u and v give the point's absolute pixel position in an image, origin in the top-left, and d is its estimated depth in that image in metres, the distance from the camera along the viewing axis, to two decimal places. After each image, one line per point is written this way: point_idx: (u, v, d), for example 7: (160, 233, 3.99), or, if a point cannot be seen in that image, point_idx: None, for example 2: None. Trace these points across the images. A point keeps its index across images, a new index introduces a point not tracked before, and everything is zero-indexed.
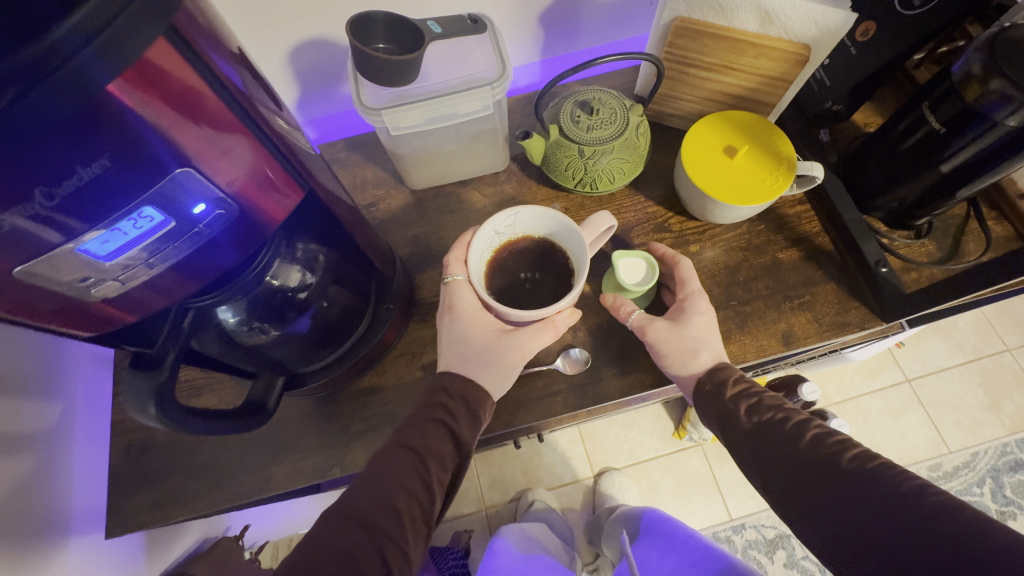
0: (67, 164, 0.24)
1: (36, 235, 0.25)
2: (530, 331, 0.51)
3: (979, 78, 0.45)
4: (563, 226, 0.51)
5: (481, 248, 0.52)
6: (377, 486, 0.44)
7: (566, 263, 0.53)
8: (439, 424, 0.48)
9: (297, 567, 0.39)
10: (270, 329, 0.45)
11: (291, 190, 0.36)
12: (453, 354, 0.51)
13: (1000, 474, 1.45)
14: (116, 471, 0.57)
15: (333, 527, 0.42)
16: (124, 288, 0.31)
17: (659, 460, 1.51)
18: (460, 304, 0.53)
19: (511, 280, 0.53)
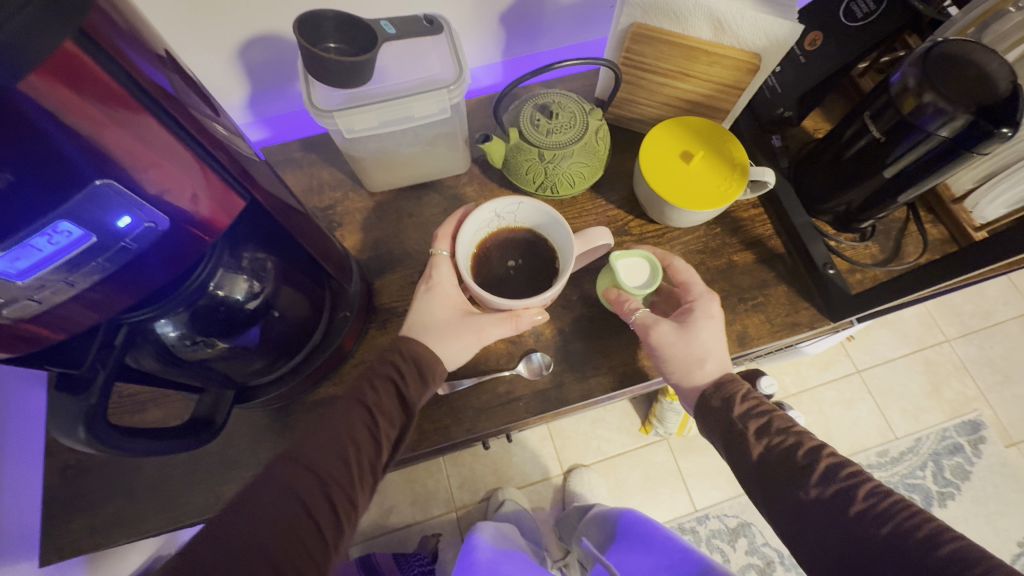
0: None
1: None
2: (491, 320, 0.51)
3: (913, 92, 0.48)
4: (556, 223, 0.50)
5: (475, 226, 0.51)
6: (325, 436, 0.42)
7: (549, 265, 0.52)
8: (389, 380, 0.47)
9: (237, 513, 0.37)
10: (215, 343, 0.43)
11: (232, 200, 0.34)
12: (415, 321, 0.51)
13: (940, 457, 1.54)
14: (51, 494, 0.53)
15: (277, 474, 0.40)
16: (42, 307, 0.29)
17: (626, 455, 1.54)
18: (439, 279, 0.52)
19: (496, 264, 0.52)
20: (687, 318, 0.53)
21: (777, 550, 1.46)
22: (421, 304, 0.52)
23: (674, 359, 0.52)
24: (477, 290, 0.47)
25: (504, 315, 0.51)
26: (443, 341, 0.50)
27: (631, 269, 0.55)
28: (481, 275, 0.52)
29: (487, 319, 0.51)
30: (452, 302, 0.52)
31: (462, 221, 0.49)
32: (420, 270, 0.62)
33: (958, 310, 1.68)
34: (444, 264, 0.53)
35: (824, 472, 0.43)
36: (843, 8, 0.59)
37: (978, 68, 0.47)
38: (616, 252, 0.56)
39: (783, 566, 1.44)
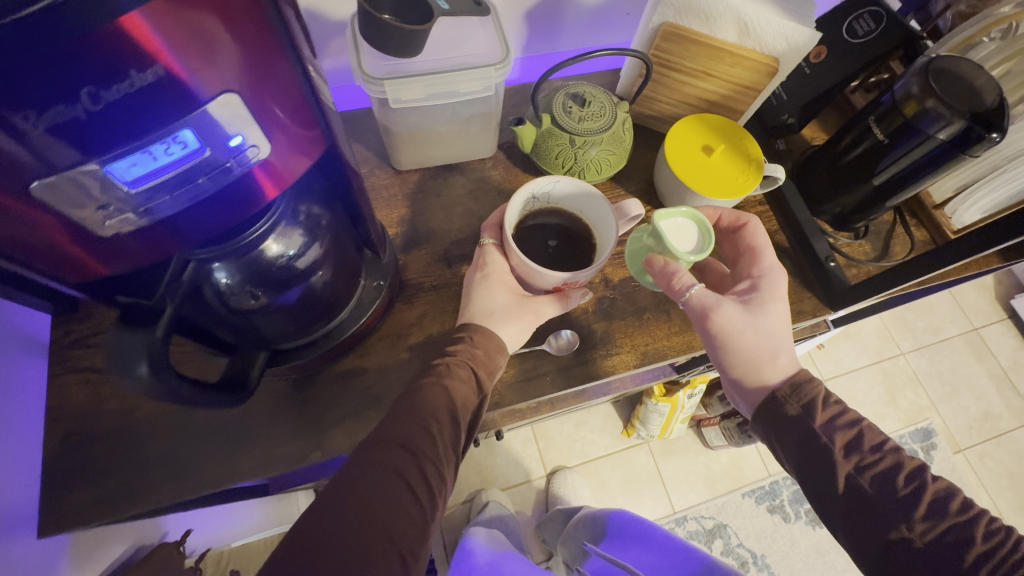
0: (121, 67, 0.22)
1: (74, 138, 0.23)
2: (543, 300, 0.53)
3: (915, 98, 0.54)
4: (596, 203, 0.52)
5: (516, 208, 0.52)
6: (415, 416, 0.43)
7: (588, 245, 0.54)
8: (466, 366, 0.48)
9: (347, 492, 0.38)
10: (262, 297, 0.41)
11: (317, 143, 0.34)
12: (477, 307, 0.51)
13: None
14: (52, 463, 0.49)
15: (373, 451, 0.41)
16: (139, 223, 0.28)
17: (609, 457, 1.56)
18: (493, 266, 0.53)
19: (536, 244, 0.53)
20: (754, 301, 0.53)
21: (750, 550, 1.51)
22: (475, 290, 0.52)
23: (743, 352, 0.51)
24: (531, 264, 0.49)
25: (555, 296, 0.54)
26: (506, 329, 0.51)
27: (678, 229, 0.53)
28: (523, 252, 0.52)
29: (542, 302, 0.53)
30: (507, 284, 0.53)
31: (508, 197, 0.50)
32: (447, 248, 0.63)
33: (911, 325, 1.82)
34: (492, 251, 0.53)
35: (931, 505, 0.43)
36: (845, 28, 0.65)
37: (972, 81, 0.53)
38: (658, 213, 0.53)
39: (756, 566, 1.49)
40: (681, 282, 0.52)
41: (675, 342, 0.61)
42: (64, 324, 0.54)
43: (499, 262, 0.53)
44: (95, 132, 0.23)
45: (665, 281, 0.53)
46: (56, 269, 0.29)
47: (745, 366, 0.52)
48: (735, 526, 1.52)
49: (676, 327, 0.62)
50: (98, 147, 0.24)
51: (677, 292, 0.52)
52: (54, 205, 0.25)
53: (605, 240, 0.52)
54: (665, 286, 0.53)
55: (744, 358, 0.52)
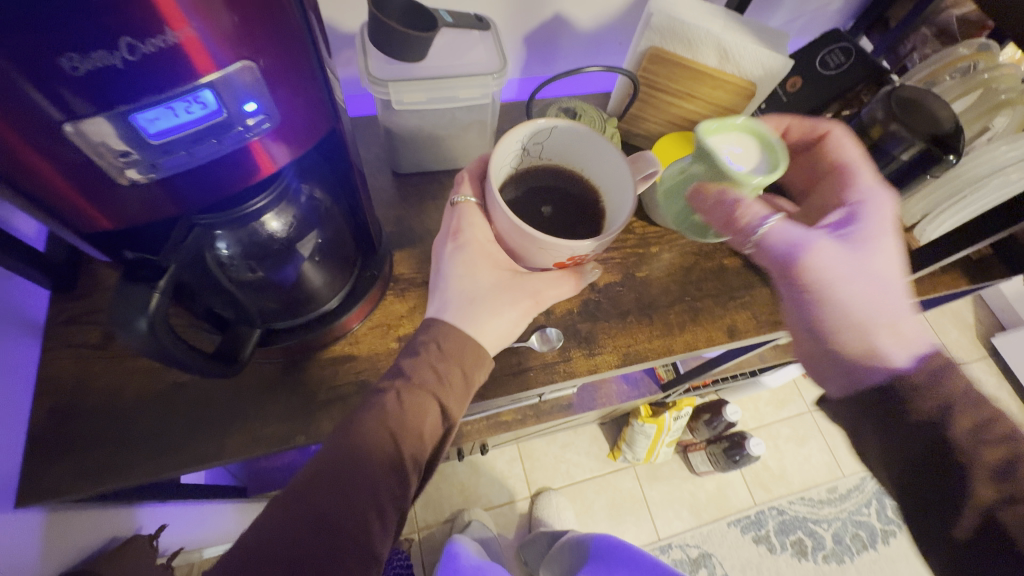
0: (155, 26, 0.25)
1: (107, 86, 0.26)
2: (549, 278, 0.52)
3: (881, 121, 0.58)
4: (599, 149, 0.51)
5: (505, 154, 0.51)
6: (372, 431, 0.45)
7: (593, 210, 0.53)
8: (428, 395, 0.47)
9: (306, 492, 0.43)
10: (258, 270, 0.44)
11: (324, 122, 0.37)
12: (457, 287, 0.51)
13: (883, 496, 1.64)
14: (37, 434, 0.50)
15: (333, 452, 0.44)
16: (153, 174, 0.31)
17: (594, 480, 1.54)
18: (468, 232, 0.52)
19: (531, 208, 0.52)
20: (855, 242, 0.53)
21: None
22: (449, 271, 0.51)
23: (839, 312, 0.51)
24: (523, 225, 0.46)
25: (561, 273, 0.53)
26: (491, 313, 0.50)
27: (734, 147, 0.55)
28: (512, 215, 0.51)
29: (545, 279, 0.52)
30: (489, 257, 0.52)
31: (490, 155, 0.49)
32: None
33: None
34: (472, 209, 0.52)
35: None
36: (818, 60, 0.71)
37: (933, 109, 0.57)
38: (711, 130, 0.56)
39: None
40: (754, 219, 0.54)
41: (655, 345, 0.64)
42: (62, 302, 0.56)
43: (478, 231, 0.52)
44: (126, 84, 0.26)
45: (735, 222, 0.55)
46: (69, 212, 0.31)
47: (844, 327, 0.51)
48: (721, 556, 1.50)
49: (657, 331, 0.64)
50: (127, 97, 0.26)
51: (746, 232, 0.55)
52: (80, 149, 0.28)
53: (616, 198, 0.51)
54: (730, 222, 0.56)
55: (851, 323, 0.51)
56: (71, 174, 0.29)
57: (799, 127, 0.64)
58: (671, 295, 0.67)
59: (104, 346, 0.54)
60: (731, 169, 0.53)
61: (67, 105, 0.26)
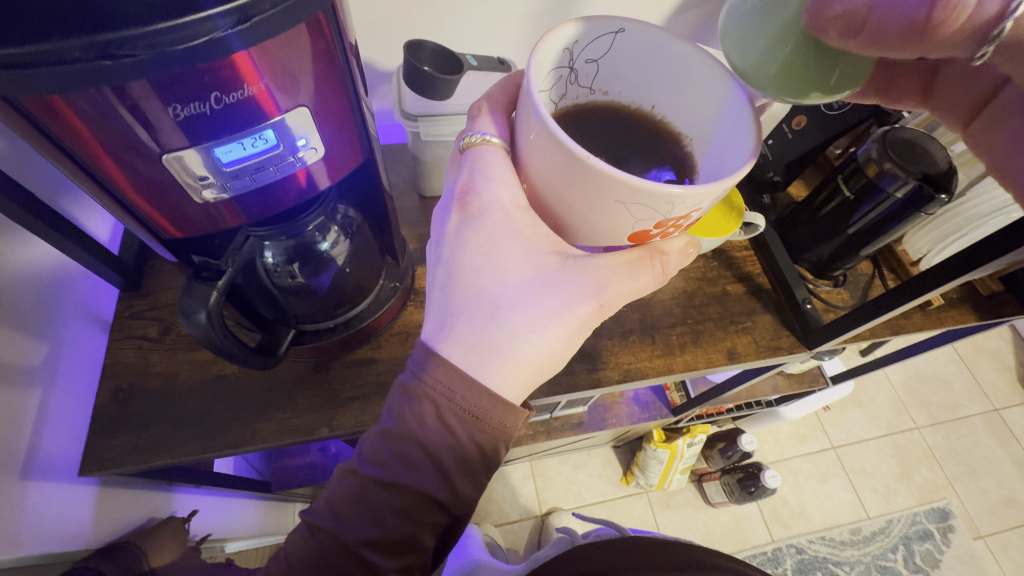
0: (235, 83, 0.32)
1: (194, 128, 0.33)
2: (617, 266, 0.43)
3: (875, 161, 0.62)
4: (680, 61, 0.41)
5: (548, 73, 0.40)
6: (353, 534, 0.45)
7: (676, 152, 0.43)
8: (405, 500, 0.46)
9: (313, 555, 0.46)
10: (297, 276, 0.51)
11: (358, 152, 0.44)
12: (484, 277, 0.45)
13: (910, 542, 1.56)
14: (99, 411, 0.57)
15: (313, 548, 0.46)
16: (221, 195, 0.38)
17: (605, 504, 1.53)
18: (489, 193, 0.43)
19: (591, 138, 0.42)
20: None
21: None
22: (469, 257, 0.45)
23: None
24: (588, 157, 0.33)
25: (637, 253, 0.43)
26: (524, 310, 0.44)
27: None
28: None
29: (612, 268, 0.43)
30: (523, 229, 0.43)
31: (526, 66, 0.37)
32: None
33: (925, 399, 1.78)
34: (497, 152, 0.43)
35: None
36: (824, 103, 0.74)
37: (926, 150, 0.61)
38: None
39: None
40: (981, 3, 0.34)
41: (656, 363, 0.67)
42: (130, 299, 0.64)
43: (502, 191, 0.43)
44: (209, 126, 0.33)
45: (933, 15, 0.34)
46: (152, 220, 0.39)
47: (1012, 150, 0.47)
48: None
49: (658, 351, 0.68)
50: (207, 136, 0.34)
51: (967, 33, 0.35)
52: (168, 174, 0.35)
53: (706, 129, 0.41)
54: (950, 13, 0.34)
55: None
56: (157, 192, 0.36)
57: None
58: (673, 317, 0.70)
59: (161, 339, 0.62)
60: None
61: (165, 141, 0.33)
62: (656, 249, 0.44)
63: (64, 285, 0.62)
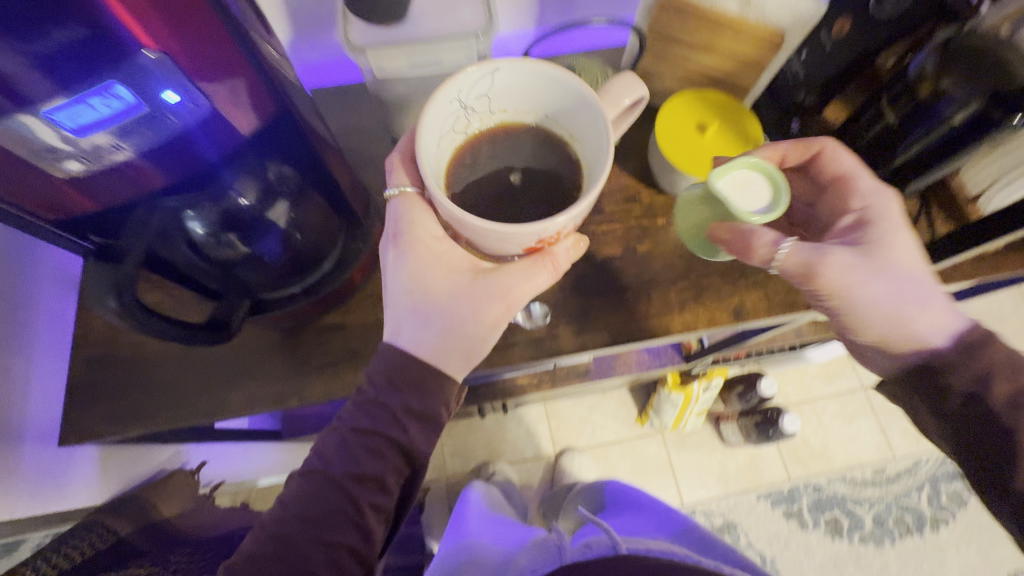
0: (43, 24, 0.27)
1: (21, 85, 0.29)
2: (518, 273, 0.49)
3: (932, 76, 0.50)
4: (554, 84, 0.45)
5: (443, 122, 0.45)
6: (346, 468, 0.48)
7: (567, 163, 0.48)
8: (382, 439, 0.48)
9: (295, 502, 0.47)
10: (237, 245, 0.45)
11: (262, 104, 0.38)
12: (412, 297, 0.51)
13: (938, 482, 1.51)
14: (73, 380, 0.57)
15: (299, 493, 0.48)
16: (93, 164, 0.34)
17: (619, 444, 1.53)
18: (406, 233, 0.51)
19: (492, 172, 0.49)
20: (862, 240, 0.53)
21: (760, 553, 1.45)
22: (396, 282, 0.51)
23: (864, 287, 0.51)
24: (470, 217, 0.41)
25: (532, 261, 0.49)
26: (451, 319, 0.51)
27: (745, 185, 0.52)
28: (464, 200, 0.47)
29: (514, 273, 0.50)
30: (439, 259, 0.52)
31: (416, 130, 0.43)
32: None
33: None
34: (410, 200, 0.51)
35: None
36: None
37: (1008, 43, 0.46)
38: (716, 171, 0.51)
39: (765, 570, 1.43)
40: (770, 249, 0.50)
41: (651, 324, 0.61)
42: None
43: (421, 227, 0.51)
44: (38, 82, 0.29)
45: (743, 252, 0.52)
46: (46, 202, 0.36)
47: (851, 303, 0.52)
48: (745, 527, 1.47)
49: (654, 310, 0.62)
50: (41, 95, 0.29)
51: (763, 259, 0.51)
52: (16, 146, 0.31)
53: (589, 141, 0.46)
54: (748, 253, 0.51)
55: (881, 314, 0.52)
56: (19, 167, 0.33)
57: (794, 157, 0.59)
58: (673, 271, 0.63)
59: None
60: (739, 207, 0.50)
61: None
62: (546, 252, 0.48)
63: (32, 253, 0.59)
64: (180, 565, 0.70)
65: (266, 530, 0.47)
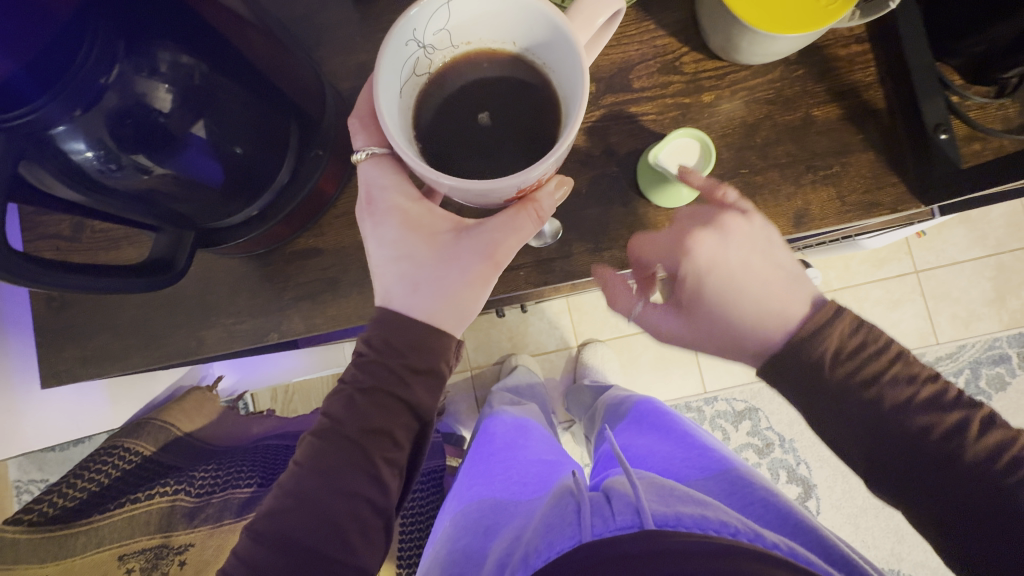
0: None
1: None
2: (502, 224, 0.40)
3: None
4: (521, 9, 0.32)
5: (398, 73, 0.33)
6: (355, 422, 0.41)
7: (548, 106, 0.35)
8: (391, 395, 0.42)
9: (308, 467, 0.41)
10: (151, 167, 0.35)
11: None
12: (388, 279, 0.42)
13: (980, 366, 1.33)
14: (36, 321, 0.52)
15: (311, 457, 0.41)
16: None
17: (643, 334, 1.47)
18: (382, 199, 0.41)
19: (459, 125, 0.36)
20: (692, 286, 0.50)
21: (779, 434, 1.43)
22: (378, 256, 0.43)
23: (747, 315, 0.47)
24: (439, 175, 0.31)
25: (515, 207, 0.39)
26: (440, 293, 0.42)
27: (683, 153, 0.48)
28: (429, 156, 0.35)
29: (497, 227, 0.40)
30: (417, 225, 0.42)
31: (374, 88, 0.31)
32: None
33: None
34: (383, 163, 0.41)
35: None
36: None
37: None
38: (653, 149, 0.48)
39: (782, 449, 1.43)
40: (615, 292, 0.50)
41: None
42: None
43: (392, 195, 0.41)
44: None
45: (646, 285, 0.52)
46: None
47: (695, 343, 0.51)
48: (768, 412, 1.44)
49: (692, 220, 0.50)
50: None
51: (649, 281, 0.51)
52: None
53: (570, 80, 0.33)
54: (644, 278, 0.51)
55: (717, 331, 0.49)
56: None
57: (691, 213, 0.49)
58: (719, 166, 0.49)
59: (77, 237, 0.52)
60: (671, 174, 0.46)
61: None
62: (528, 195, 0.37)
63: None
64: (206, 481, 0.73)
65: (282, 487, 0.42)
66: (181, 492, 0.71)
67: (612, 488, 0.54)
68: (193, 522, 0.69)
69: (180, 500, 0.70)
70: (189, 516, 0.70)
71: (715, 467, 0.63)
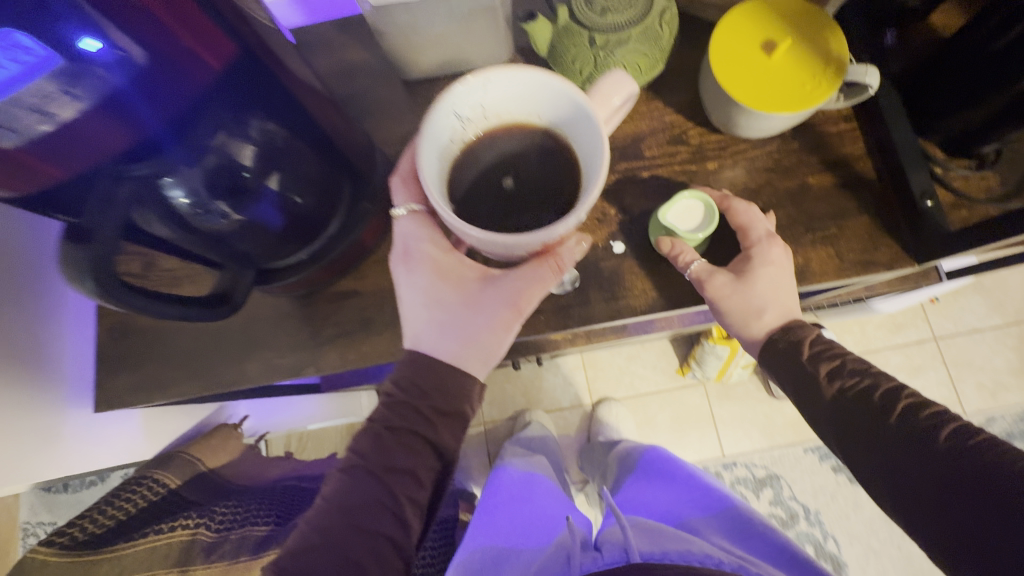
0: None
1: None
2: (525, 276, 0.44)
3: None
4: (546, 90, 0.39)
5: (439, 141, 0.39)
6: (378, 458, 0.44)
7: (568, 170, 0.41)
8: (415, 433, 0.45)
9: (334, 505, 0.43)
10: (229, 214, 0.41)
11: (216, 48, 0.33)
12: (419, 325, 0.47)
13: (1013, 439, 1.28)
14: (100, 348, 0.57)
15: (341, 497, 0.44)
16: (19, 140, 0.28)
17: (659, 393, 1.46)
18: (416, 251, 0.46)
19: (489, 186, 0.42)
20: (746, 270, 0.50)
21: (804, 505, 1.37)
22: (411, 302, 0.47)
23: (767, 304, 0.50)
24: (470, 230, 0.36)
25: (537, 260, 0.43)
26: (464, 338, 0.46)
27: (685, 213, 0.53)
28: (460, 212, 0.40)
29: (520, 279, 0.45)
30: (447, 273, 0.47)
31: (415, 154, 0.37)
32: None
33: None
34: (419, 219, 0.46)
35: None
36: None
37: None
38: (661, 210, 0.53)
39: (808, 521, 1.36)
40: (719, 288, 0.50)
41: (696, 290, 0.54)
42: None
43: (426, 247, 0.46)
44: None
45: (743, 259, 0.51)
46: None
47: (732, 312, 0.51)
48: (790, 480, 1.39)
49: None
50: None
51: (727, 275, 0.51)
52: None
53: (589, 149, 0.39)
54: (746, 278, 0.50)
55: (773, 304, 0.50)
56: None
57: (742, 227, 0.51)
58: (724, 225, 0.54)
59: (145, 274, 0.59)
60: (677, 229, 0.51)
61: None
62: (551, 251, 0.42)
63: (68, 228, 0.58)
64: (225, 517, 0.76)
65: (307, 524, 0.43)
66: (201, 527, 0.72)
67: (607, 534, 0.54)
68: (211, 557, 0.68)
69: (200, 534, 0.71)
70: (207, 550, 0.69)
71: (716, 506, 0.62)
